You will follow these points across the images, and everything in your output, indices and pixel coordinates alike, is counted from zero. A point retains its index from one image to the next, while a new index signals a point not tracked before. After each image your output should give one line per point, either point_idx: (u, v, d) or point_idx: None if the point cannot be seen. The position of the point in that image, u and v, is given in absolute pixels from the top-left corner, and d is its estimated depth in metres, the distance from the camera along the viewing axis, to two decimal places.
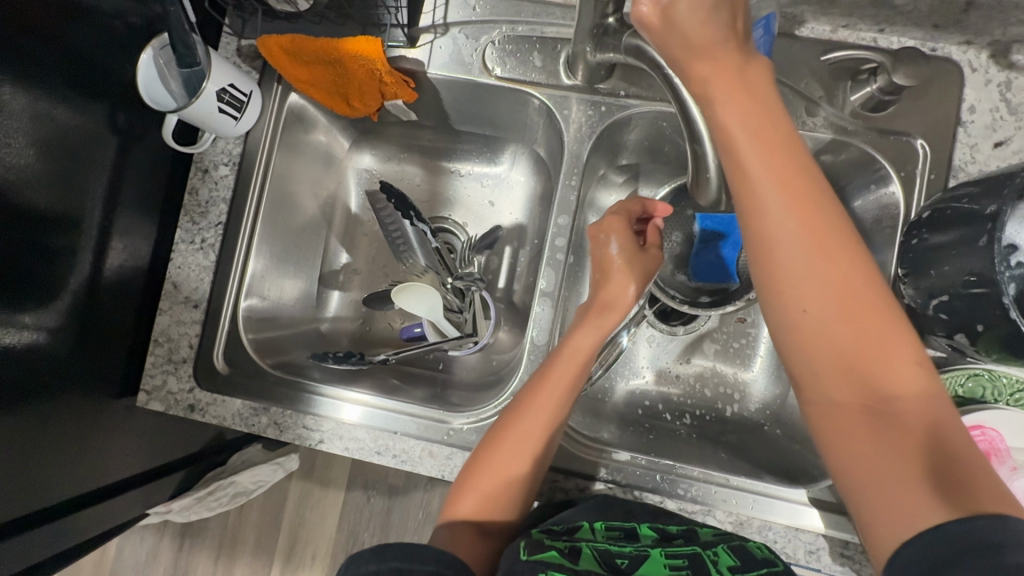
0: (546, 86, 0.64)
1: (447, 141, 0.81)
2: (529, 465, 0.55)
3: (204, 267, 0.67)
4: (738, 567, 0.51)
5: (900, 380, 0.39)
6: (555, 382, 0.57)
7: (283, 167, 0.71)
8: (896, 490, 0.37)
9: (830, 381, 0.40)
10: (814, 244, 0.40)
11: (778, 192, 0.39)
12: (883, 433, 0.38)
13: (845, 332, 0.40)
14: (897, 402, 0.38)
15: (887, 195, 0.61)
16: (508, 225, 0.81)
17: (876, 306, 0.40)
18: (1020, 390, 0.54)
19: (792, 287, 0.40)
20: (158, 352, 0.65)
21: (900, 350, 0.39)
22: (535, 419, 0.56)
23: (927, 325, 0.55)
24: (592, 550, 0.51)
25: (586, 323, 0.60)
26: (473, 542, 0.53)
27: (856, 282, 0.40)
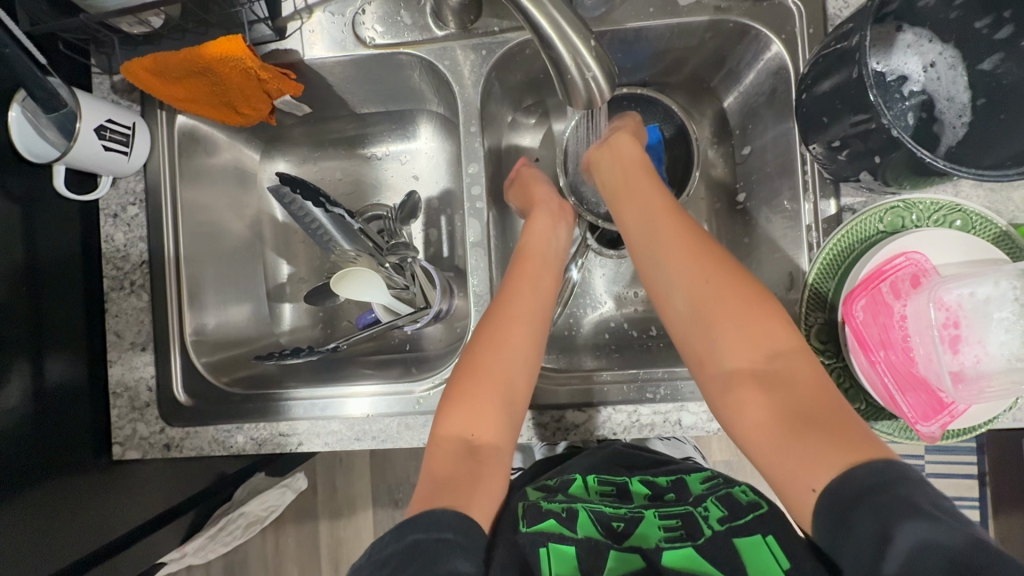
0: (424, 42, 0.64)
1: (356, 127, 0.81)
2: (512, 370, 0.59)
3: (141, 309, 0.67)
4: (727, 516, 0.51)
5: (773, 342, 0.53)
6: (518, 283, 0.63)
7: (191, 194, 0.70)
8: (816, 452, 0.46)
9: (722, 339, 0.54)
10: (686, 252, 0.58)
11: (659, 235, 0.59)
12: (769, 395, 0.51)
13: (727, 317, 0.54)
14: (781, 368, 0.52)
15: (775, 61, 0.62)
16: (436, 195, 0.82)
17: (755, 307, 0.54)
18: (943, 210, 0.55)
19: (670, 290, 0.58)
20: (120, 403, 0.66)
21: (773, 333, 0.53)
22: (512, 320, 0.61)
23: (840, 173, 0.57)
24: (587, 512, 0.53)
25: (539, 232, 0.68)
26: (462, 454, 0.55)
27: (723, 271, 0.56)
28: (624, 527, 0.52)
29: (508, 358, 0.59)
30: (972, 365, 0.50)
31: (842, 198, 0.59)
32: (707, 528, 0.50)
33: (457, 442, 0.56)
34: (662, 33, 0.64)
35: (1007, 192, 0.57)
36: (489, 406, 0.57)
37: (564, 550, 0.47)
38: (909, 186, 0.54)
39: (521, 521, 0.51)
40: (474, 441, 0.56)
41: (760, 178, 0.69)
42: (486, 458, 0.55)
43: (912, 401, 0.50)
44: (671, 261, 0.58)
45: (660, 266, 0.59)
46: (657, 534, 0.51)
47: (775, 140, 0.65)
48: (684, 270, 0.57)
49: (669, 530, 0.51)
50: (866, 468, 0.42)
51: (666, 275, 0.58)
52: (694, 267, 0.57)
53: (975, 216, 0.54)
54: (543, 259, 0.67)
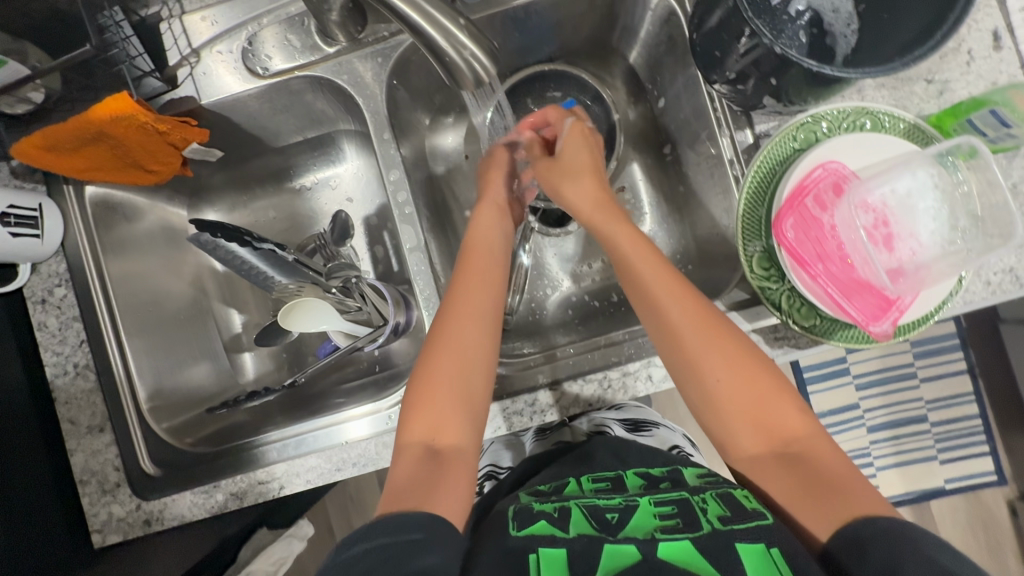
0: (317, 60, 0.63)
1: (279, 163, 0.80)
2: (471, 370, 0.55)
3: (90, 389, 0.64)
4: (728, 516, 0.47)
5: (791, 424, 0.51)
6: (467, 283, 0.60)
7: (119, 264, 0.68)
8: (827, 513, 0.45)
9: (733, 415, 0.52)
10: (699, 326, 0.54)
11: (667, 308, 0.54)
12: (790, 472, 0.49)
13: (743, 395, 0.52)
14: (797, 444, 0.50)
15: (663, 8, 0.62)
16: (374, 212, 0.81)
17: (770, 388, 0.52)
18: (850, 115, 0.56)
19: (689, 372, 0.53)
20: (89, 490, 0.63)
21: (786, 411, 0.51)
22: (466, 316, 0.57)
23: (748, 101, 0.57)
24: (581, 509, 0.51)
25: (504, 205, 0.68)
26: (424, 463, 0.51)
27: (736, 351, 0.53)
28: (618, 518, 0.49)
29: (462, 358, 0.56)
30: (909, 259, 0.51)
31: (756, 125, 0.60)
32: (707, 524, 0.46)
33: (419, 447, 0.52)
34: (550, 5, 0.65)
35: (908, 87, 0.58)
36: (453, 406, 0.54)
37: (555, 554, 0.45)
38: (813, 98, 0.54)
39: (511, 524, 0.49)
40: (437, 445, 0.52)
41: (681, 125, 0.69)
42: (448, 460, 0.52)
43: (860, 305, 0.51)
44: (683, 338, 0.54)
45: (672, 349, 0.54)
46: (652, 523, 0.48)
47: (685, 86, 0.66)
48: (697, 349, 0.53)
49: (664, 520, 0.48)
50: (878, 525, 0.42)
51: (684, 364, 0.54)
52: (706, 346, 0.53)
53: (883, 115, 0.55)
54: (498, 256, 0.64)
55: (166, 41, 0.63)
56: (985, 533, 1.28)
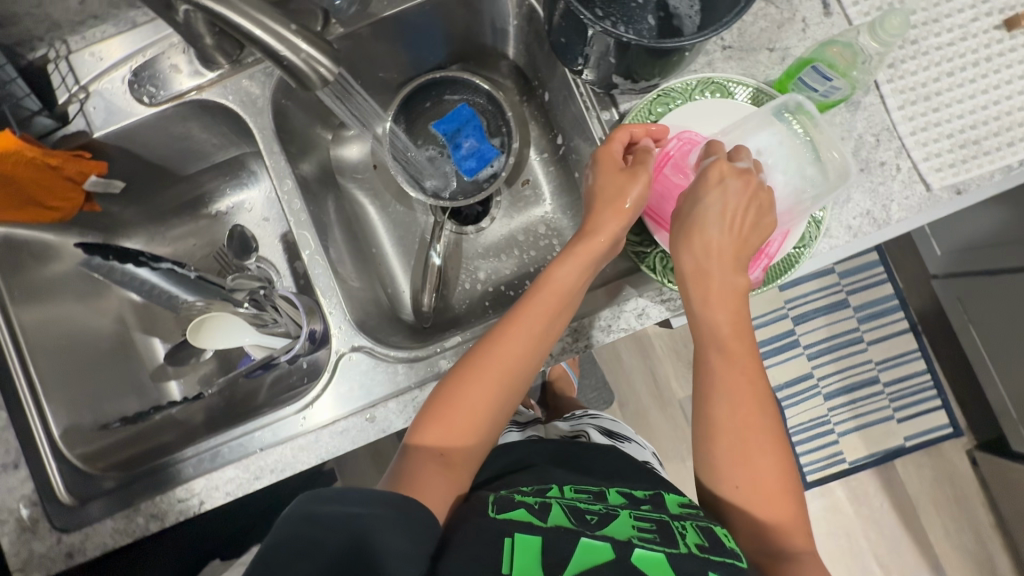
0: (202, 84, 0.66)
1: (192, 191, 0.82)
2: (487, 417, 0.57)
3: (2, 428, 0.64)
4: (705, 545, 0.47)
5: (792, 513, 0.50)
6: (522, 323, 0.58)
7: (25, 304, 0.69)
8: None
9: (730, 437, 0.51)
10: (737, 371, 0.53)
11: (718, 333, 0.54)
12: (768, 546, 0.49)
13: (756, 451, 0.51)
14: (783, 512, 0.50)
15: (523, 6, 0.67)
16: (290, 229, 0.83)
17: (783, 469, 0.51)
18: (697, 86, 0.61)
19: (719, 395, 0.53)
20: (7, 529, 0.62)
21: (790, 495, 0.51)
22: (512, 356, 0.57)
23: (604, 82, 0.61)
24: (561, 507, 0.52)
25: (600, 204, 0.59)
26: (428, 470, 0.53)
27: (766, 422, 0.52)
28: (597, 518, 0.50)
29: (488, 398, 0.57)
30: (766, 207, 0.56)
31: (621, 104, 0.64)
32: (684, 546, 0.47)
33: (427, 450, 0.55)
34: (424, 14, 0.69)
35: (753, 57, 0.63)
36: (469, 426, 0.56)
37: (528, 541, 0.46)
38: (659, 73, 0.59)
39: (492, 507, 0.51)
40: (444, 459, 0.55)
41: (566, 115, 0.73)
42: (451, 465, 0.55)
43: None
44: (717, 374, 0.54)
45: (709, 377, 0.54)
46: (630, 530, 0.49)
47: (559, 78, 0.70)
48: (729, 382, 0.53)
49: (641, 531, 0.49)
50: None
51: (708, 384, 0.54)
52: (738, 391, 0.52)
53: (723, 84, 0.61)
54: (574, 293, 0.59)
55: (54, 81, 0.66)
56: (951, 485, 1.30)
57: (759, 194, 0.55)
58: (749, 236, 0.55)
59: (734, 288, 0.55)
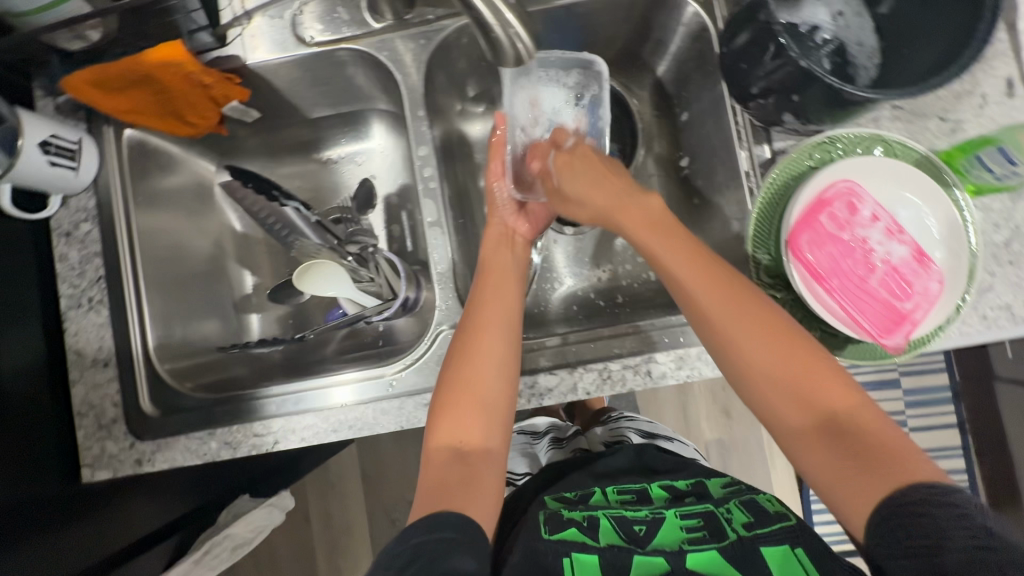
0: (362, 36, 0.66)
1: (310, 133, 0.82)
2: (486, 378, 0.56)
3: (101, 325, 0.66)
4: (751, 522, 0.54)
5: (829, 384, 0.48)
6: (484, 296, 0.61)
7: (144, 211, 0.70)
8: (864, 484, 0.44)
9: (786, 410, 0.49)
10: (768, 343, 0.50)
11: (731, 330, 0.50)
12: (827, 438, 0.47)
13: (818, 420, 0.48)
14: (843, 409, 0.47)
15: (695, 23, 0.66)
16: (394, 191, 0.83)
17: (806, 351, 0.49)
18: (866, 139, 0.58)
19: (760, 388, 0.50)
20: (86, 423, 0.64)
21: (821, 364, 0.48)
22: (485, 327, 0.59)
23: (767, 116, 0.60)
24: (609, 519, 0.56)
25: (497, 251, 0.66)
26: (454, 466, 0.53)
27: (817, 371, 0.48)
28: (646, 530, 0.54)
29: (481, 371, 0.57)
30: (918, 278, 0.53)
31: (775, 142, 0.62)
32: (732, 532, 0.52)
33: (446, 452, 0.54)
34: (591, 10, 0.68)
35: (921, 123, 0.61)
36: (472, 412, 0.55)
37: (588, 559, 0.50)
38: (830, 120, 0.57)
39: (544, 528, 0.54)
40: (464, 448, 0.55)
41: (702, 141, 0.71)
42: (475, 461, 0.54)
43: (871, 318, 0.52)
44: (752, 365, 0.50)
45: (743, 372, 0.50)
46: (679, 535, 0.53)
47: (710, 101, 0.68)
48: (764, 367, 0.49)
49: (691, 533, 0.53)
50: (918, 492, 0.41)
51: (743, 382, 0.51)
52: (774, 352, 0.49)
53: (894, 144, 0.58)
54: (512, 269, 0.65)
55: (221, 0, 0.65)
56: None
57: (609, 181, 0.59)
58: (649, 214, 0.56)
59: (706, 263, 0.52)
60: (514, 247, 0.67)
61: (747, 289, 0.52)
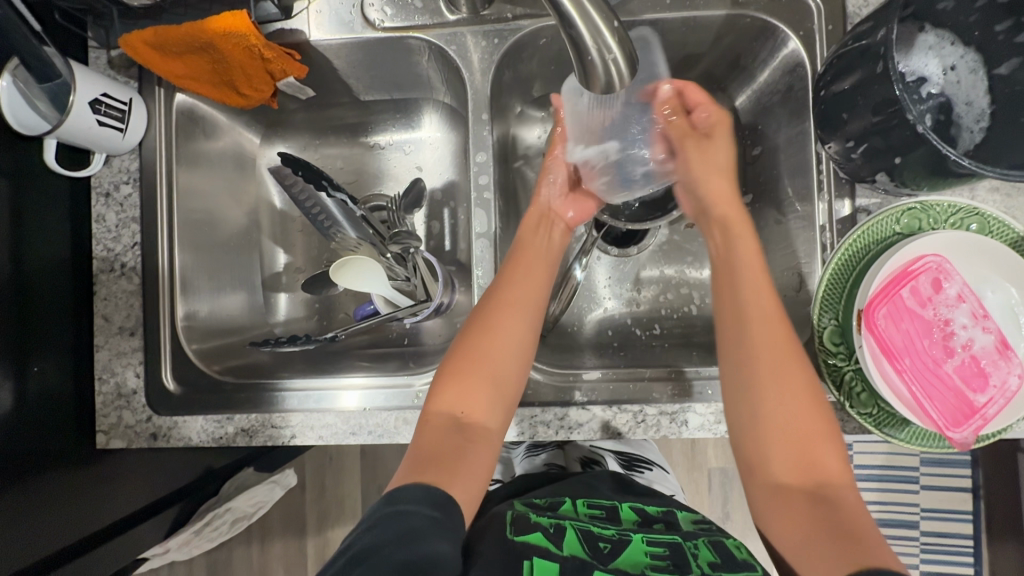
0: (433, 27, 0.63)
1: (360, 115, 0.78)
2: (504, 356, 0.55)
3: (131, 293, 0.65)
4: (718, 563, 0.47)
5: (832, 468, 0.48)
6: (513, 272, 0.59)
7: (187, 180, 0.68)
8: (823, 552, 0.44)
9: (781, 468, 0.49)
10: (796, 402, 0.50)
11: (775, 381, 0.50)
12: (813, 510, 0.46)
13: (797, 466, 0.49)
14: (831, 490, 0.47)
15: (790, 56, 0.61)
16: (439, 186, 0.78)
17: (821, 429, 0.49)
18: (960, 211, 0.54)
19: (764, 431, 0.50)
20: (105, 390, 0.63)
21: (829, 448, 0.49)
22: (510, 306, 0.57)
23: (856, 172, 0.55)
24: (576, 531, 0.50)
25: (532, 224, 0.65)
26: (450, 433, 0.52)
27: (818, 420, 0.49)
28: (611, 548, 0.48)
29: (499, 345, 0.55)
30: (996, 369, 0.50)
31: (857, 199, 0.58)
32: (696, 567, 0.46)
33: (446, 420, 0.53)
34: (678, 27, 0.63)
35: None
36: (480, 388, 0.54)
37: (548, 564, 0.45)
38: (926, 186, 0.52)
39: (509, 529, 0.49)
40: (463, 419, 0.53)
41: (771, 181, 0.67)
42: (474, 436, 0.52)
43: (940, 407, 0.50)
44: (773, 410, 0.50)
45: (761, 405, 0.50)
46: (642, 560, 0.47)
47: (790, 141, 0.64)
48: (782, 415, 0.50)
49: (655, 559, 0.47)
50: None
51: (754, 410, 0.51)
52: (798, 414, 0.50)
53: (992, 220, 0.54)
54: (549, 254, 0.63)
55: None
56: None
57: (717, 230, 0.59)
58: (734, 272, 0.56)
59: (776, 317, 0.53)
60: (554, 225, 0.65)
61: (802, 356, 0.52)
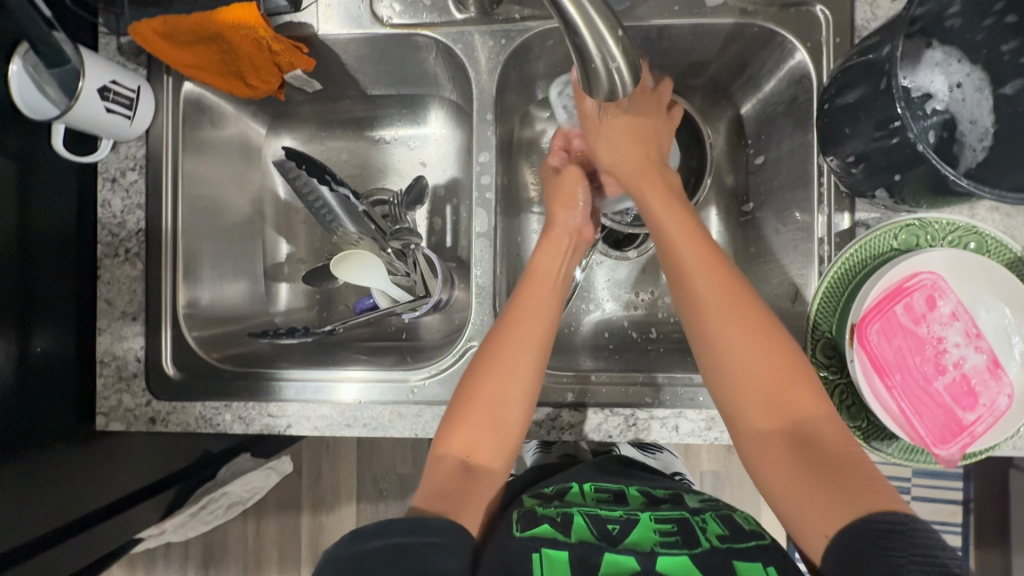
0: (441, 24, 0.63)
1: (366, 108, 0.78)
2: (508, 402, 0.54)
3: (135, 278, 0.65)
4: (726, 535, 0.49)
5: (806, 404, 0.49)
6: (523, 309, 0.58)
7: (193, 168, 0.68)
8: (822, 500, 0.45)
9: (755, 412, 0.49)
10: (757, 343, 0.50)
11: (728, 327, 0.51)
12: (796, 450, 0.47)
13: (774, 407, 0.49)
14: (810, 426, 0.48)
15: (796, 67, 0.61)
16: (442, 182, 0.79)
17: (788, 364, 0.50)
18: (959, 230, 0.55)
19: (730, 376, 0.50)
20: (106, 372, 0.64)
21: (800, 383, 0.49)
22: (519, 349, 0.56)
23: (856, 186, 0.55)
24: (584, 516, 0.51)
25: (546, 249, 0.62)
26: (457, 476, 0.53)
27: (781, 355, 0.50)
28: (620, 529, 0.49)
29: (508, 389, 0.55)
30: (985, 388, 0.50)
31: (856, 213, 0.58)
32: (705, 542, 0.47)
33: (453, 461, 0.53)
34: (686, 33, 0.63)
35: None
36: (487, 432, 0.54)
37: (558, 555, 0.46)
38: (925, 203, 0.53)
39: (515, 525, 0.49)
40: (470, 460, 0.54)
41: (772, 191, 0.67)
42: (481, 477, 0.53)
43: (928, 424, 0.50)
44: (732, 354, 0.50)
45: (722, 351, 0.51)
46: (652, 537, 0.48)
47: (793, 151, 0.64)
48: (744, 359, 0.50)
49: (664, 536, 0.48)
50: (884, 523, 0.42)
51: (716, 357, 0.51)
52: (762, 354, 0.50)
53: (990, 239, 0.54)
54: (558, 280, 0.61)
55: None
56: None
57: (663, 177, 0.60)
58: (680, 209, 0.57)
59: (716, 263, 0.53)
60: (570, 251, 0.63)
61: (749, 295, 0.52)
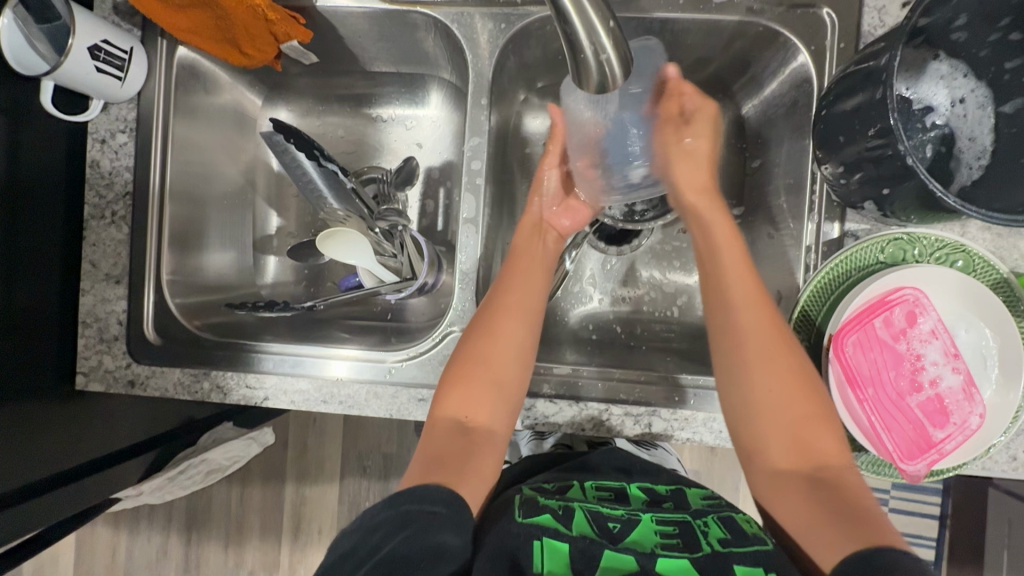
0: (440, 4, 0.62)
1: (366, 85, 0.77)
2: (509, 359, 0.56)
3: (119, 242, 0.65)
4: (728, 539, 0.48)
5: (825, 441, 0.49)
6: (511, 283, 0.59)
7: (185, 136, 0.68)
8: (828, 532, 0.44)
9: (775, 449, 0.50)
10: (790, 377, 0.50)
11: (759, 352, 0.51)
12: (811, 488, 0.47)
13: (791, 441, 0.49)
14: (828, 465, 0.48)
15: (798, 71, 0.60)
16: (438, 165, 0.78)
17: (813, 398, 0.50)
18: (947, 249, 0.54)
19: (756, 397, 0.51)
20: (88, 333, 0.65)
21: (820, 422, 0.49)
22: (505, 312, 0.57)
23: (848, 196, 0.55)
24: (585, 512, 0.50)
25: (529, 230, 0.64)
26: (456, 437, 0.53)
27: (806, 384, 0.50)
28: (620, 529, 0.48)
29: (500, 354, 0.56)
30: (958, 407, 0.50)
31: (846, 223, 0.57)
32: (706, 546, 0.47)
33: (451, 423, 0.53)
34: (689, 27, 0.62)
35: (1014, 239, 0.55)
36: (485, 389, 0.54)
37: (559, 546, 0.45)
38: (914, 218, 0.52)
39: (516, 511, 0.49)
40: (466, 423, 0.54)
41: (766, 195, 0.66)
42: (480, 440, 0.53)
43: (896, 438, 0.50)
44: (760, 380, 0.51)
45: (749, 376, 0.51)
46: (654, 539, 0.48)
47: (790, 156, 0.63)
48: (769, 382, 0.50)
49: (665, 539, 0.48)
50: (892, 553, 0.41)
51: (740, 384, 0.51)
52: (784, 393, 0.50)
53: (978, 259, 0.53)
54: (543, 257, 0.63)
55: None
56: None
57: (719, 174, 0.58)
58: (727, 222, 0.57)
59: (750, 277, 0.54)
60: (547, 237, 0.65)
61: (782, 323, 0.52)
